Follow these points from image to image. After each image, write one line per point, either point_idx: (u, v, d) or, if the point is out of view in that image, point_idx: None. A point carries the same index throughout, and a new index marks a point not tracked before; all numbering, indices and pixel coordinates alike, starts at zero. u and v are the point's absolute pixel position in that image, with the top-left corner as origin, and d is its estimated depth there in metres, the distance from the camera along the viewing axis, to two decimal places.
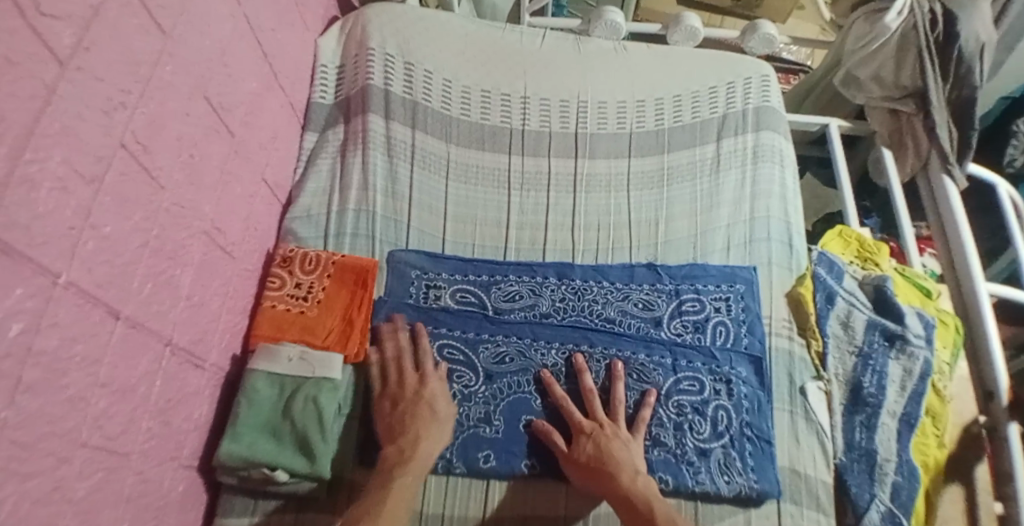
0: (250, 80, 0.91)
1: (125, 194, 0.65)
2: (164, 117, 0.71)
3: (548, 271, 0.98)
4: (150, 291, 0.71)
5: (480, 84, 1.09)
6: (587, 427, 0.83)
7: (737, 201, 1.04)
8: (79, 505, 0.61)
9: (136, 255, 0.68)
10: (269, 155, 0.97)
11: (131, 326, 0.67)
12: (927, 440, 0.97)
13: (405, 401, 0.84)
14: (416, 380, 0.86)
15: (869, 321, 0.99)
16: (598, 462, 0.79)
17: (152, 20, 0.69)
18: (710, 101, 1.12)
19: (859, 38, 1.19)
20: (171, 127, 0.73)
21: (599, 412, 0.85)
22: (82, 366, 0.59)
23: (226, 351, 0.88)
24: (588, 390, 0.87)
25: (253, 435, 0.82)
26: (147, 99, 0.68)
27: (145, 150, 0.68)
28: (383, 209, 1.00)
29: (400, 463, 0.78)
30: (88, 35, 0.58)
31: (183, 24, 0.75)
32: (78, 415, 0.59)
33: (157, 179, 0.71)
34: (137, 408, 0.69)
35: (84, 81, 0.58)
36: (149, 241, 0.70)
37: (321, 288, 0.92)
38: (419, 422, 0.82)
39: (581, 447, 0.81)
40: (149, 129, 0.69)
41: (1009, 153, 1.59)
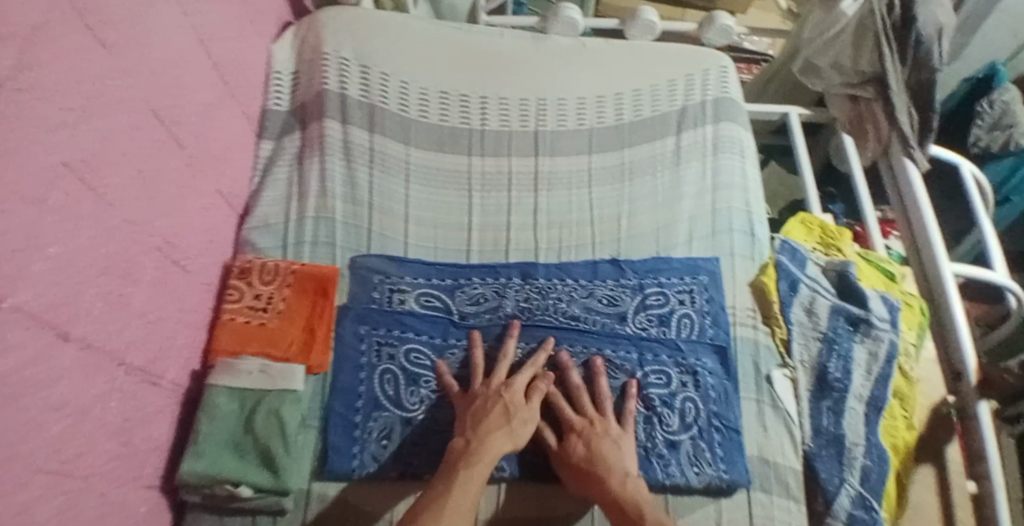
0: (203, 91, 0.90)
1: (73, 214, 0.64)
2: (110, 134, 0.70)
3: (512, 271, 0.98)
4: (102, 310, 0.69)
5: (439, 85, 1.09)
6: (576, 425, 0.83)
7: (698, 193, 1.05)
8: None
9: (88, 275, 0.66)
10: (225, 166, 0.96)
11: (85, 347, 0.66)
12: (896, 421, 0.97)
13: (484, 397, 0.83)
14: (501, 382, 0.85)
15: (833, 307, 0.99)
16: (588, 462, 0.79)
17: (93, 37, 0.67)
18: (669, 93, 1.12)
19: (816, 26, 1.21)
20: (118, 143, 0.71)
21: (588, 409, 0.85)
22: (37, 390, 0.58)
23: (183, 368, 0.87)
24: (576, 387, 0.87)
25: (216, 451, 0.81)
26: (93, 116, 0.67)
27: (92, 168, 0.67)
28: (344, 216, 0.99)
29: (465, 456, 0.76)
30: (27, 55, 0.56)
31: (125, 37, 0.73)
32: (36, 439, 0.58)
33: (104, 196, 0.69)
34: (96, 429, 0.68)
35: (24, 100, 0.56)
36: (100, 259, 0.68)
37: (281, 299, 0.92)
38: (495, 419, 0.80)
39: (571, 446, 0.82)
40: (97, 146, 0.68)
41: (974, 134, 1.60)
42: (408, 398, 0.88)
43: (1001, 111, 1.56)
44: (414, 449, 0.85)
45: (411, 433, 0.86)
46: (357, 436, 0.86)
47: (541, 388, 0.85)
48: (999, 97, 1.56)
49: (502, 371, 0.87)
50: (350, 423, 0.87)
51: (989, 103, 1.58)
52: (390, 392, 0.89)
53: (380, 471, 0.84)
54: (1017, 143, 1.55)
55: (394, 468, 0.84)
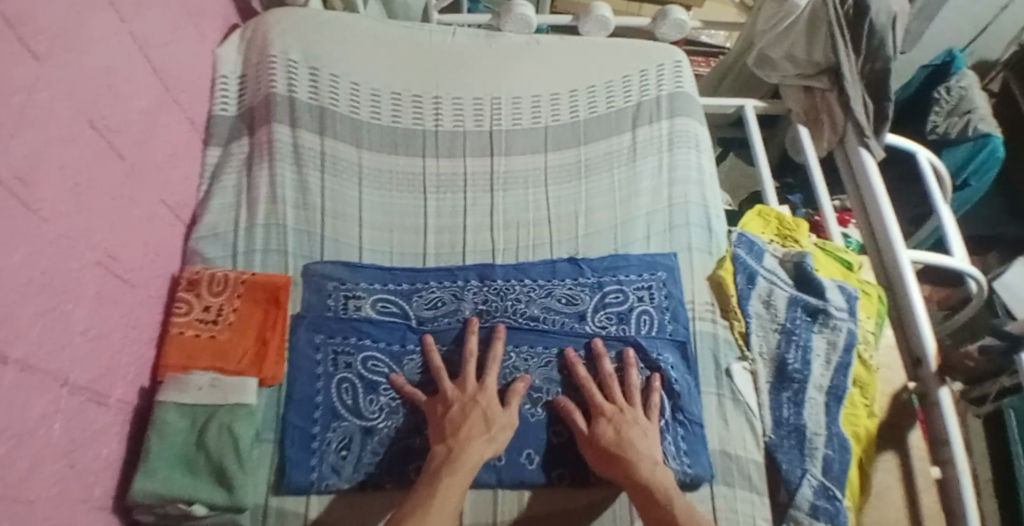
0: (141, 97, 0.83)
1: (7, 232, 0.59)
2: (45, 148, 0.64)
3: (469, 274, 0.97)
4: (42, 329, 0.63)
5: (391, 86, 1.07)
6: (605, 410, 0.83)
7: (655, 188, 1.05)
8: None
9: (24, 292, 0.61)
10: (168, 174, 0.91)
11: (25, 369, 0.60)
12: (857, 410, 0.95)
13: (461, 404, 0.81)
14: (475, 386, 0.84)
15: (790, 297, 1.00)
16: (618, 448, 0.79)
17: (24, 48, 0.61)
18: (624, 90, 1.11)
19: (769, 18, 1.20)
20: (54, 157, 0.66)
21: (617, 396, 0.85)
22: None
23: (132, 383, 0.82)
24: (607, 374, 0.87)
25: (168, 469, 0.77)
26: (25, 127, 0.62)
27: (25, 182, 0.61)
28: (295, 222, 0.96)
29: (447, 464, 0.75)
30: None
31: (57, 46, 0.66)
32: None
33: (39, 213, 0.63)
34: (40, 451, 0.63)
35: None
36: (36, 277, 0.63)
37: (231, 310, 0.88)
38: (473, 426, 0.79)
39: (601, 430, 0.81)
40: (30, 160, 0.62)
41: (931, 121, 1.61)
42: (367, 407, 0.85)
43: (959, 97, 1.58)
44: (373, 458, 0.83)
45: (370, 442, 0.83)
46: (315, 448, 0.83)
47: (520, 391, 0.85)
48: (957, 84, 1.59)
49: (473, 371, 0.85)
50: (308, 435, 0.84)
51: (946, 89, 1.60)
52: (348, 401, 0.86)
53: (338, 483, 0.81)
54: (974, 128, 1.55)
55: (352, 479, 0.81)
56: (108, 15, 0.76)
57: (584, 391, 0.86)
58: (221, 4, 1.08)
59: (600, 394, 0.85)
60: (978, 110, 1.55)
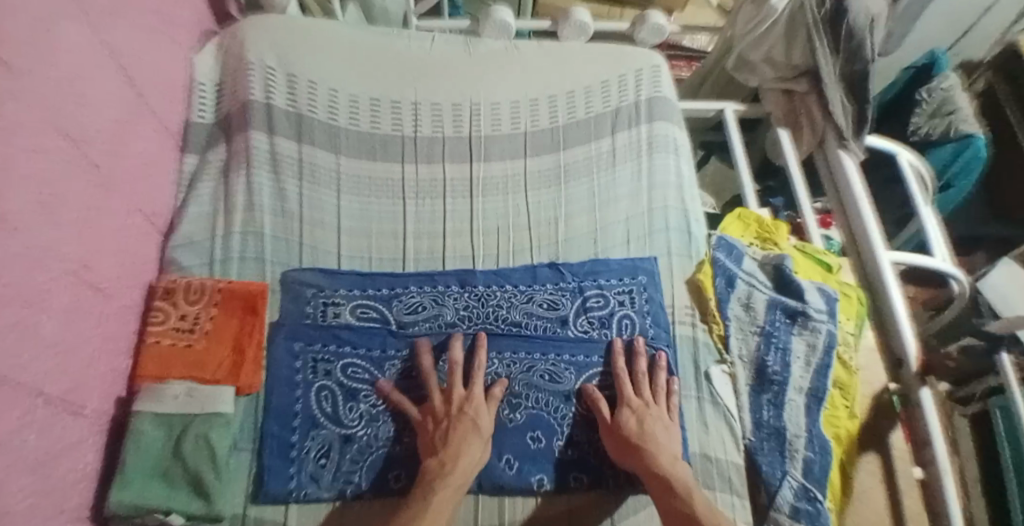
0: (113, 106, 0.82)
1: None
2: (14, 156, 0.63)
3: (450, 280, 0.97)
4: (14, 341, 0.63)
5: (369, 92, 1.07)
6: (631, 401, 0.86)
7: (635, 192, 1.05)
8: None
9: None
10: (142, 183, 0.90)
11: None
12: (837, 411, 0.96)
13: (448, 418, 0.82)
14: (461, 396, 0.84)
15: (769, 300, 0.99)
16: (640, 438, 0.81)
17: None
18: (603, 95, 1.12)
19: (748, 21, 1.22)
20: (24, 165, 0.65)
21: (645, 391, 0.87)
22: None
23: (108, 394, 0.80)
24: (641, 371, 0.89)
25: (144, 479, 0.76)
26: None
27: None
28: (273, 229, 0.96)
29: (440, 477, 0.76)
30: None
31: (28, 55, 0.66)
32: None
33: (9, 222, 0.63)
34: (14, 463, 0.62)
35: None
36: (7, 287, 0.62)
37: (208, 319, 0.88)
38: (462, 439, 0.79)
39: (624, 419, 0.84)
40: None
41: (913, 122, 1.63)
42: (346, 414, 0.85)
43: (941, 99, 1.58)
44: (353, 466, 0.82)
45: (350, 450, 0.83)
46: (294, 456, 0.82)
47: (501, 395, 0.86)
48: (940, 85, 1.58)
49: (459, 379, 0.85)
50: (287, 444, 0.83)
51: (929, 90, 1.60)
52: (328, 409, 0.85)
53: (318, 491, 0.80)
54: (956, 129, 1.57)
55: (331, 488, 0.81)
56: (79, 23, 0.75)
57: (616, 383, 0.89)
58: (197, 10, 1.08)
59: (629, 387, 0.88)
60: (960, 112, 1.57)
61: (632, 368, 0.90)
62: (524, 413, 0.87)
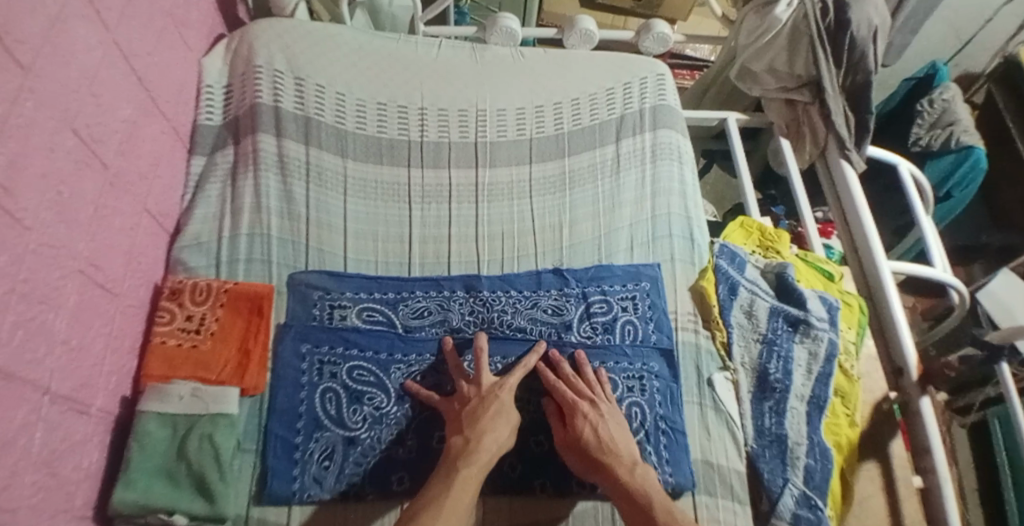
0: (123, 107, 0.83)
1: None
2: (26, 156, 0.64)
3: (455, 284, 0.97)
4: (22, 338, 0.63)
5: (376, 96, 1.08)
6: (582, 408, 0.82)
7: (638, 199, 1.06)
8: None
9: (4, 301, 0.61)
10: (151, 184, 0.91)
11: (5, 376, 0.60)
12: (839, 420, 0.96)
13: (478, 399, 0.82)
14: (492, 382, 0.84)
15: (771, 308, 1.00)
16: (599, 447, 0.79)
17: (9, 57, 0.62)
18: (608, 103, 1.13)
19: (752, 31, 1.20)
20: (36, 165, 0.66)
21: (585, 394, 0.84)
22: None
23: (114, 393, 0.80)
24: (576, 375, 0.87)
25: (149, 479, 0.76)
26: (5, 137, 0.61)
27: (7, 192, 0.61)
28: (279, 231, 0.96)
29: (464, 454, 0.76)
30: None
31: (44, 56, 0.67)
32: None
33: (21, 221, 0.63)
34: (19, 461, 0.63)
35: None
36: (17, 285, 0.63)
37: (214, 320, 0.88)
38: (491, 417, 0.80)
39: (580, 432, 0.81)
40: (9, 170, 0.62)
41: (914, 133, 1.64)
42: (351, 416, 0.85)
43: (941, 110, 1.60)
44: (357, 467, 0.82)
45: (353, 452, 0.83)
46: (298, 458, 0.82)
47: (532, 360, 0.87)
48: (940, 96, 1.61)
49: (485, 366, 0.86)
50: (291, 445, 0.83)
51: (929, 101, 1.63)
52: (332, 411, 0.86)
53: (320, 493, 0.80)
54: (957, 140, 1.59)
55: (334, 489, 0.81)
56: (91, 25, 0.76)
57: (553, 390, 0.85)
58: (207, 14, 1.09)
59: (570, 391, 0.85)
60: (961, 123, 1.59)
61: (569, 375, 0.87)
62: (527, 416, 0.88)
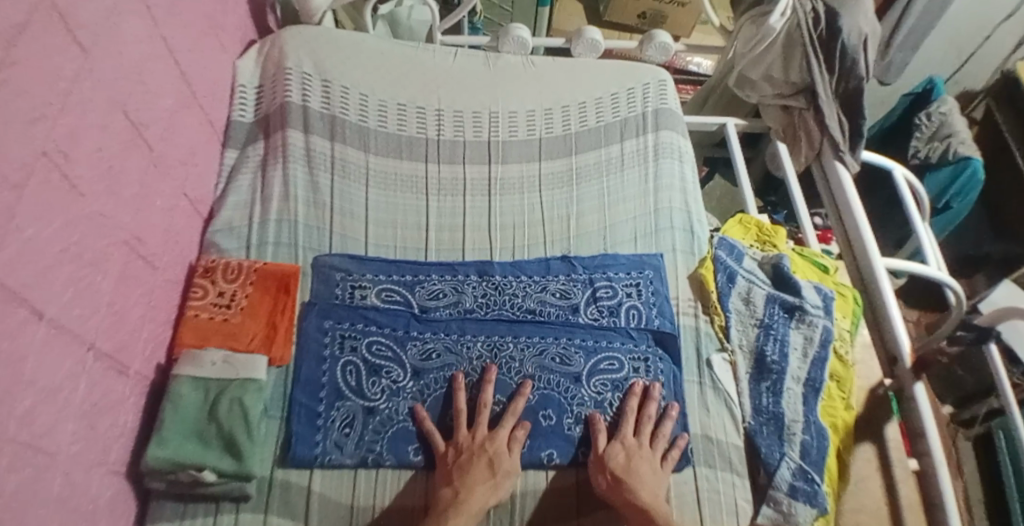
0: (167, 97, 0.91)
1: (48, 201, 0.65)
2: (83, 130, 0.71)
3: (469, 270, 1.03)
4: (71, 296, 0.69)
5: (397, 98, 1.16)
6: (626, 438, 0.88)
7: (642, 194, 1.12)
8: (7, 501, 0.59)
9: (58, 260, 0.67)
10: (188, 170, 0.98)
11: (56, 328, 0.66)
12: (834, 402, 1.00)
13: (469, 452, 0.84)
14: (485, 435, 0.86)
15: (768, 295, 1.05)
16: (625, 472, 0.84)
17: (72, 38, 0.69)
18: (613, 106, 1.20)
19: (748, 40, 1.25)
20: (91, 139, 0.73)
21: (643, 432, 0.90)
22: (7, 363, 0.59)
23: (150, 359, 0.86)
24: (648, 414, 0.91)
25: (180, 438, 0.81)
26: (68, 110, 0.68)
27: (67, 159, 0.68)
28: (306, 218, 1.03)
29: (454, 505, 0.79)
30: (14, 51, 0.59)
31: (101, 43, 0.75)
32: (5, 410, 0.59)
33: (77, 188, 0.70)
34: (63, 409, 0.68)
35: (10, 92, 0.59)
36: (70, 246, 0.69)
37: (244, 296, 0.94)
38: (482, 473, 0.82)
39: (613, 453, 0.86)
40: (70, 139, 0.69)
41: (913, 146, 1.71)
42: (369, 388, 0.91)
43: (939, 122, 1.67)
44: (375, 435, 0.87)
45: (372, 421, 0.88)
46: (320, 425, 0.87)
47: (519, 410, 0.89)
48: (939, 109, 1.67)
49: (485, 420, 0.88)
50: (314, 413, 0.88)
51: (925, 115, 1.70)
52: (352, 383, 0.91)
53: (341, 457, 0.85)
54: (954, 151, 1.64)
55: (354, 455, 0.86)
56: (142, 21, 0.84)
57: (619, 418, 0.91)
58: (242, 20, 1.17)
59: (631, 425, 0.90)
60: (958, 134, 1.64)
61: (642, 410, 0.92)
62: (535, 392, 0.92)
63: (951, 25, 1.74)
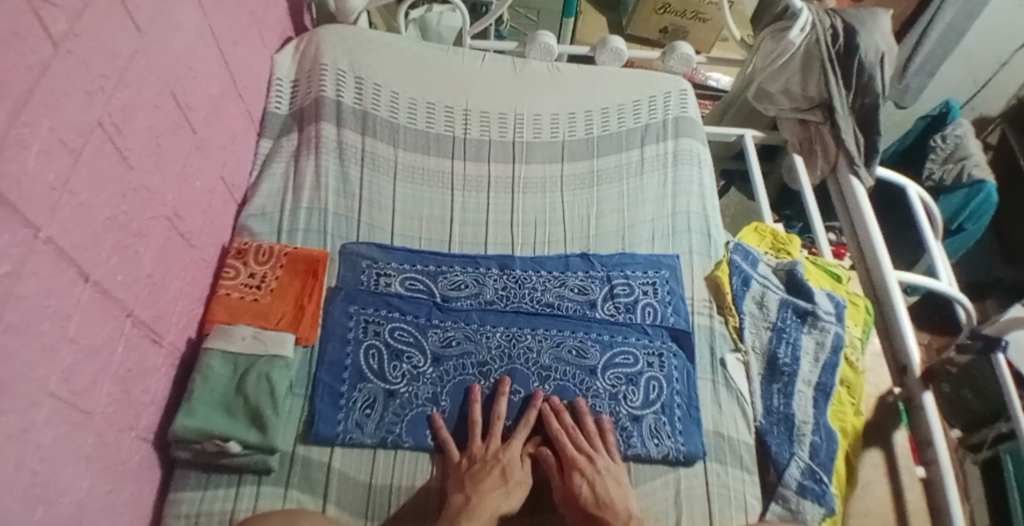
0: (211, 84, 0.96)
1: (100, 169, 0.68)
2: (136, 106, 0.75)
3: (491, 263, 1.07)
4: (115, 263, 0.72)
5: (426, 97, 1.20)
6: (581, 465, 0.85)
7: (660, 197, 1.16)
8: (44, 452, 0.62)
9: (106, 227, 0.70)
10: (226, 156, 1.02)
11: (100, 291, 0.70)
12: (844, 408, 1.02)
13: (483, 461, 0.85)
14: (498, 446, 0.88)
15: (781, 300, 1.07)
16: (597, 506, 0.81)
17: (130, 19, 0.73)
18: (634, 113, 1.24)
19: (768, 54, 1.29)
20: (143, 116, 0.77)
21: (588, 446, 0.88)
22: (54, 318, 0.62)
23: (183, 333, 0.90)
24: (587, 428, 0.90)
25: (208, 409, 0.84)
26: (123, 86, 0.72)
27: (119, 131, 0.72)
28: (335, 208, 1.07)
29: (466, 510, 0.79)
30: (77, 24, 0.63)
31: (156, 26, 0.79)
32: (49, 363, 0.62)
33: (127, 160, 0.74)
34: (101, 370, 0.71)
35: (72, 63, 0.63)
36: (118, 215, 0.72)
37: (274, 278, 0.97)
38: (493, 481, 0.82)
39: (578, 486, 0.84)
40: (124, 113, 0.73)
41: (928, 167, 1.74)
42: (391, 371, 0.93)
43: (954, 145, 1.70)
44: (395, 418, 0.90)
45: (392, 404, 0.91)
46: (343, 404, 0.90)
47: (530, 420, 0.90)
48: (953, 132, 1.70)
49: (498, 432, 0.89)
50: (336, 393, 0.91)
51: (942, 138, 1.72)
52: (374, 365, 0.94)
53: (361, 437, 0.88)
54: (968, 174, 1.66)
55: (374, 435, 0.88)
56: (193, 10, 0.88)
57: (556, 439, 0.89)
58: (282, 17, 1.22)
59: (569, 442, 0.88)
60: (972, 157, 1.66)
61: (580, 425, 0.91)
62: (552, 382, 0.95)
63: (969, 51, 1.79)
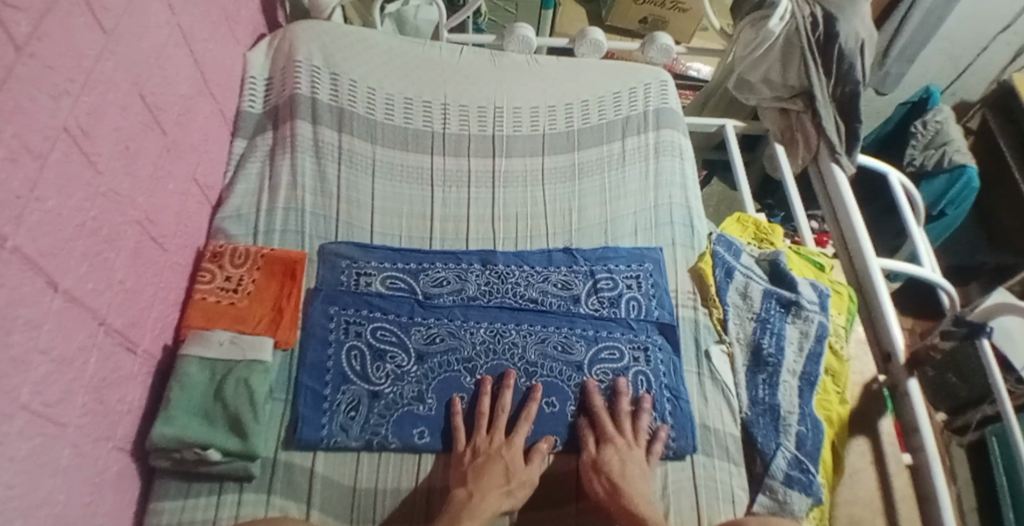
0: (182, 84, 0.93)
1: (66, 175, 0.66)
2: (103, 108, 0.73)
3: (472, 258, 1.05)
4: (86, 270, 0.70)
5: (405, 92, 1.18)
6: (614, 438, 0.88)
7: (643, 189, 1.15)
8: (19, 465, 0.60)
9: (76, 233, 0.68)
10: (200, 156, 1.00)
11: (71, 300, 0.68)
12: (829, 397, 1.02)
13: (485, 455, 0.84)
14: (504, 439, 0.87)
15: (765, 290, 1.07)
16: (620, 478, 0.83)
17: (95, 19, 0.71)
18: (615, 104, 1.23)
19: (747, 44, 1.27)
20: (110, 119, 0.74)
21: (626, 428, 0.90)
22: (24, 329, 0.60)
23: (158, 339, 0.88)
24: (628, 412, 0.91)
25: (186, 417, 0.82)
26: (88, 88, 0.70)
27: (86, 135, 0.69)
28: (313, 206, 1.05)
29: (466, 509, 0.78)
30: (41, 27, 0.61)
31: (124, 25, 0.77)
32: (19, 377, 0.60)
33: (95, 164, 0.71)
34: (74, 381, 0.69)
35: (35, 67, 0.60)
36: (87, 221, 0.70)
37: (251, 281, 0.95)
38: (497, 477, 0.82)
39: (608, 456, 0.86)
40: (91, 117, 0.70)
41: (909, 153, 1.73)
42: (374, 372, 0.92)
43: (935, 130, 1.69)
44: (380, 419, 0.88)
45: (377, 406, 0.89)
46: (326, 407, 0.88)
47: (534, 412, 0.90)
48: (935, 118, 1.70)
49: (502, 425, 0.88)
50: (320, 396, 0.89)
51: (921, 123, 1.71)
52: (357, 367, 0.92)
53: (346, 440, 0.86)
54: (949, 159, 1.66)
55: (359, 437, 0.87)
56: (161, 7, 0.86)
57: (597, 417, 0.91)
58: (253, 13, 1.20)
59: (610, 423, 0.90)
60: (953, 143, 1.67)
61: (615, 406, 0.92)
62: (538, 380, 0.94)
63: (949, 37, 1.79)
